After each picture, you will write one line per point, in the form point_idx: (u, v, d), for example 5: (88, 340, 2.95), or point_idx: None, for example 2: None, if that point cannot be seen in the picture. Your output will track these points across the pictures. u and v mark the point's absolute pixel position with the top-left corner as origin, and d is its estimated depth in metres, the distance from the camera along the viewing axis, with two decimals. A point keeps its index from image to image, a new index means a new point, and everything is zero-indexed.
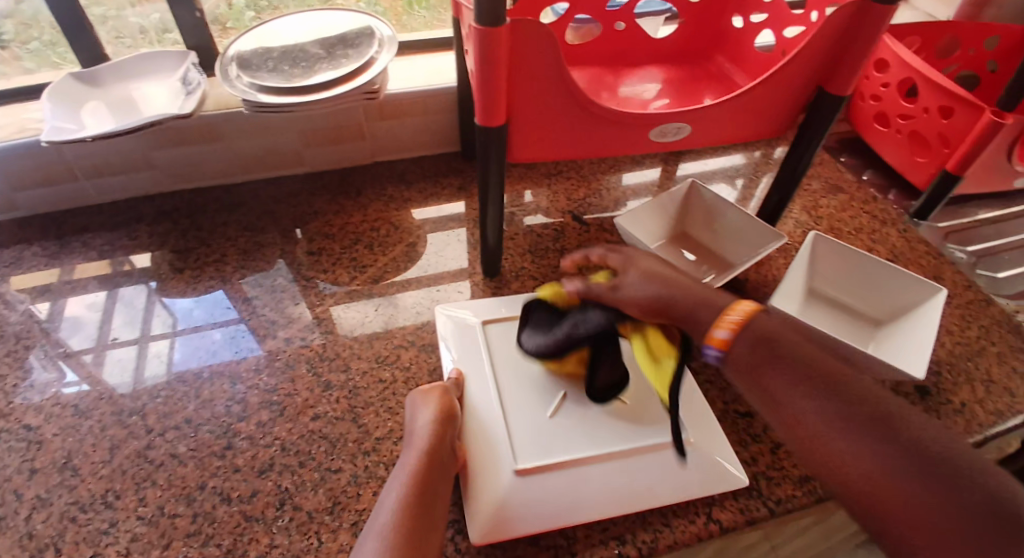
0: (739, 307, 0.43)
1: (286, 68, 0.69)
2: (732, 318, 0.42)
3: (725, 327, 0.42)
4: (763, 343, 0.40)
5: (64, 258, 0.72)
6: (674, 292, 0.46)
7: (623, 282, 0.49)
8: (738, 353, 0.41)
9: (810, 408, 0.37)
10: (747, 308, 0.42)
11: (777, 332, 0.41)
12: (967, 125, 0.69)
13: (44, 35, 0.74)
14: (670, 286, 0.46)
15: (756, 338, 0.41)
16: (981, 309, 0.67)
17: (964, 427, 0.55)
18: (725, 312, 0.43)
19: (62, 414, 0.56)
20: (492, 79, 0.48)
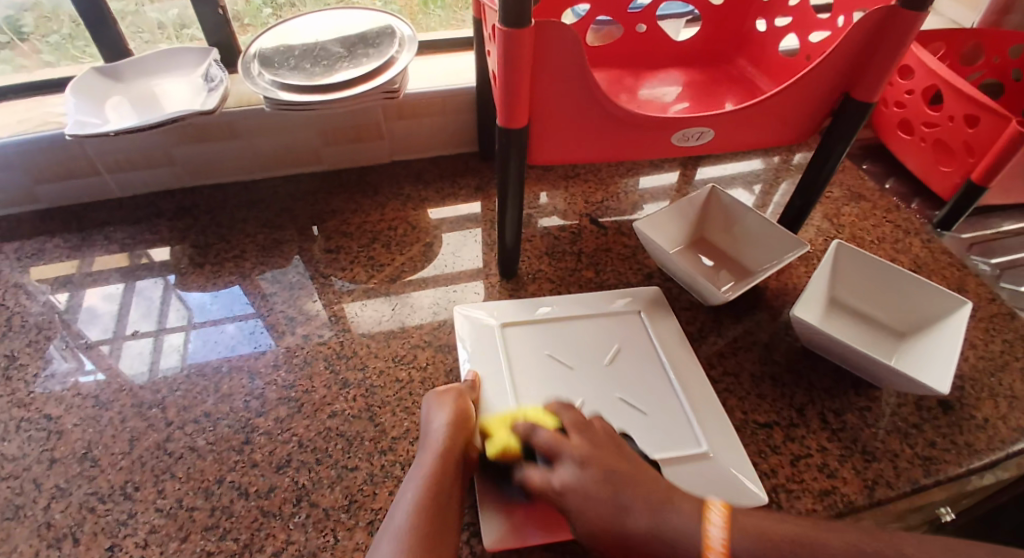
0: (713, 511, 0.40)
1: (307, 66, 0.70)
2: (716, 535, 0.39)
3: (715, 554, 0.38)
4: (756, 555, 0.38)
5: (86, 250, 0.73)
6: (640, 520, 0.41)
7: (570, 483, 0.43)
8: None
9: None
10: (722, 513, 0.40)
11: (753, 522, 0.40)
12: (992, 136, 0.68)
13: (72, 28, 0.76)
14: (618, 491, 0.42)
15: (757, 541, 0.38)
16: (1005, 322, 0.66)
17: (986, 443, 0.54)
18: (704, 537, 0.39)
19: (82, 405, 0.57)
20: (514, 79, 0.48)
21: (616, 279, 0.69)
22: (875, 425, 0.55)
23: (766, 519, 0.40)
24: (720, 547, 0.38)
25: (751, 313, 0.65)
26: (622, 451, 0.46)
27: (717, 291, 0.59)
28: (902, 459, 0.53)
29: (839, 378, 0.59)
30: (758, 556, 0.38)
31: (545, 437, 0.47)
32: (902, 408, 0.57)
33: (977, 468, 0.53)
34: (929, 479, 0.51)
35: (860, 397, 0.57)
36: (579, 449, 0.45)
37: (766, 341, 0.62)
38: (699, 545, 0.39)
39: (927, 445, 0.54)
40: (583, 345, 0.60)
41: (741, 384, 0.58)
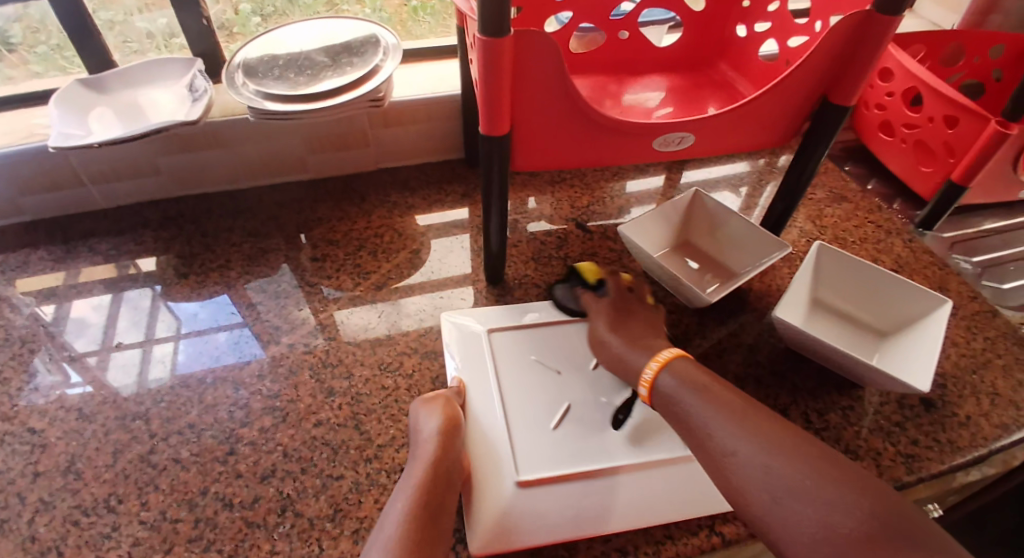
0: (669, 349, 0.52)
1: (292, 75, 0.70)
2: (648, 374, 0.50)
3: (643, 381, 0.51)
4: (677, 386, 0.48)
5: (71, 261, 0.72)
6: (615, 337, 0.56)
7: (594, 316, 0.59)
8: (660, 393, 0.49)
9: (681, 402, 0.47)
10: (670, 353, 0.51)
11: (694, 372, 0.49)
12: (971, 136, 0.69)
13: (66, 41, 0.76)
14: (616, 327, 0.57)
15: (679, 376, 0.48)
16: (986, 320, 0.67)
17: (969, 440, 0.55)
18: (655, 355, 0.52)
19: (66, 418, 0.56)
20: (496, 86, 0.48)
21: None
22: (858, 424, 0.56)
23: (699, 369, 0.49)
24: (647, 380, 0.50)
25: (736, 315, 0.65)
26: (641, 317, 0.58)
27: (701, 293, 0.59)
28: (886, 457, 0.53)
29: (822, 378, 0.59)
30: (675, 389, 0.48)
31: (613, 282, 0.62)
32: (884, 405, 0.57)
33: (960, 465, 0.54)
34: (912, 477, 0.52)
35: (842, 396, 0.58)
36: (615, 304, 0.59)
37: (750, 343, 0.63)
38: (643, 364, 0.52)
39: (910, 443, 0.54)
40: (569, 349, 0.60)
41: None
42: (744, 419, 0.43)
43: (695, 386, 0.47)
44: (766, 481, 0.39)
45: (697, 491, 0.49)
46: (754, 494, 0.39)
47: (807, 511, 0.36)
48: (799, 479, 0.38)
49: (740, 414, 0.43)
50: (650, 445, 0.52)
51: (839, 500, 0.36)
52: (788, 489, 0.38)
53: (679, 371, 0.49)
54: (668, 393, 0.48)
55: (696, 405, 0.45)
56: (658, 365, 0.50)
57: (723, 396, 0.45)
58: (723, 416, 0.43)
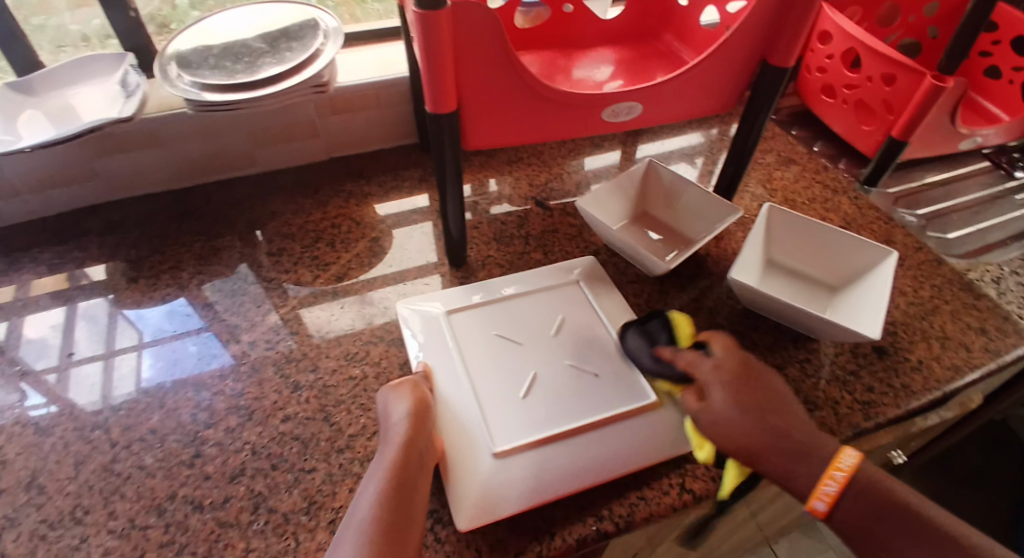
0: (847, 452, 0.43)
1: (228, 64, 0.67)
2: (839, 473, 0.42)
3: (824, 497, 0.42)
4: (864, 506, 0.42)
5: (14, 274, 0.69)
6: (770, 425, 0.45)
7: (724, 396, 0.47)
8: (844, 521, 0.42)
9: (880, 535, 0.41)
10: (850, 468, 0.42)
11: (891, 488, 0.43)
12: (908, 92, 0.71)
13: None
14: (756, 412, 0.46)
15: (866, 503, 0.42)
16: (932, 268, 0.70)
17: (922, 384, 0.58)
18: (835, 460, 0.43)
19: (23, 433, 0.54)
20: (438, 63, 0.48)
21: (564, 258, 0.70)
22: (815, 375, 0.58)
23: (888, 483, 0.43)
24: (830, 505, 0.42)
25: (695, 281, 0.67)
26: (763, 382, 0.49)
27: (659, 261, 0.61)
28: (843, 405, 0.55)
29: (780, 334, 0.62)
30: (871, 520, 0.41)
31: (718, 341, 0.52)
32: (839, 356, 0.60)
33: (915, 409, 0.56)
34: (869, 423, 0.54)
35: (798, 349, 0.60)
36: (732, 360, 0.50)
37: (710, 306, 0.64)
38: (821, 472, 0.43)
39: (865, 390, 0.57)
40: (530, 320, 0.61)
41: None
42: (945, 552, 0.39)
43: (887, 502, 0.42)
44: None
45: (665, 440, 0.51)
46: None
47: None
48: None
49: (938, 543, 0.40)
50: (614, 400, 0.54)
51: None
52: None
53: (865, 496, 0.42)
54: (847, 497, 0.42)
55: (900, 532, 0.40)
56: (842, 483, 0.42)
57: (914, 523, 0.41)
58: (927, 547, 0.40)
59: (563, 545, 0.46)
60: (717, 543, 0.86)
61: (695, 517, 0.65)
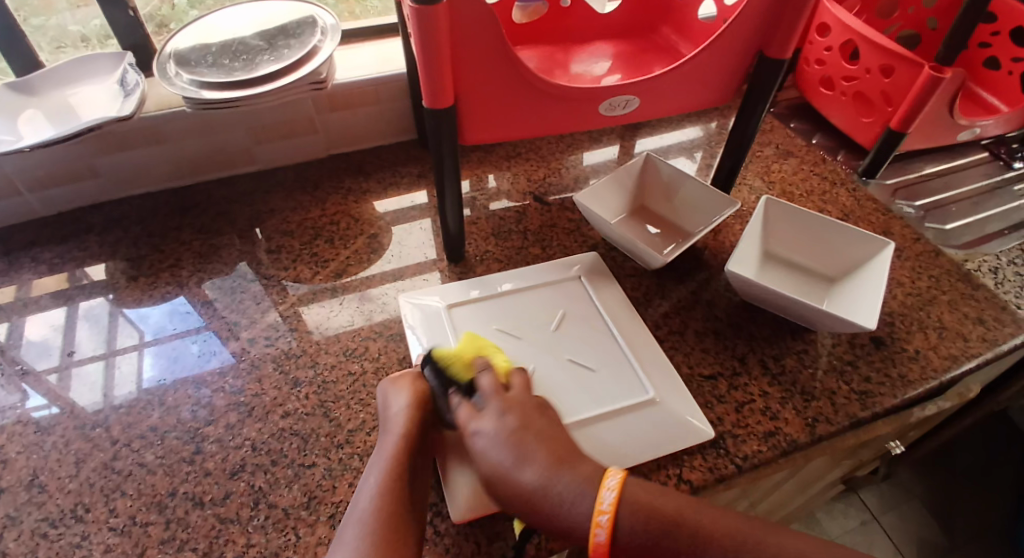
0: (610, 477, 0.42)
1: (227, 62, 0.67)
2: (607, 497, 0.41)
3: (602, 528, 0.40)
4: (643, 530, 0.39)
5: (14, 274, 0.69)
6: (540, 466, 0.43)
7: (484, 435, 0.46)
8: (625, 554, 0.39)
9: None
10: (615, 482, 0.41)
11: (656, 502, 0.41)
12: (906, 84, 0.71)
13: None
14: (527, 448, 0.45)
15: (642, 521, 0.40)
16: (930, 260, 0.70)
17: (919, 373, 0.58)
18: (596, 499, 0.41)
19: (23, 432, 0.55)
20: (435, 58, 0.48)
21: (562, 253, 0.70)
22: (813, 366, 0.58)
23: (657, 494, 0.41)
24: (603, 531, 0.40)
25: (693, 274, 0.67)
26: (553, 430, 0.47)
27: (657, 254, 0.61)
28: (840, 395, 0.56)
29: (778, 326, 0.62)
30: (643, 545, 0.39)
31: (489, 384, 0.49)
32: (837, 347, 0.60)
33: (911, 398, 0.56)
34: (866, 413, 0.54)
35: (797, 341, 0.60)
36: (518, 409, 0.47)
37: (708, 299, 0.64)
38: (590, 511, 0.41)
39: (862, 380, 0.57)
40: (530, 314, 0.61)
41: (685, 341, 0.60)
42: (710, 546, 0.38)
43: (667, 527, 0.39)
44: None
45: (662, 426, 0.52)
46: None
47: None
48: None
49: (713, 544, 0.38)
50: (611, 393, 0.54)
51: None
52: None
53: (637, 514, 0.40)
54: (619, 527, 0.40)
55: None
56: (611, 504, 0.40)
57: (704, 540, 0.39)
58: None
59: (560, 536, 0.46)
60: None
61: None
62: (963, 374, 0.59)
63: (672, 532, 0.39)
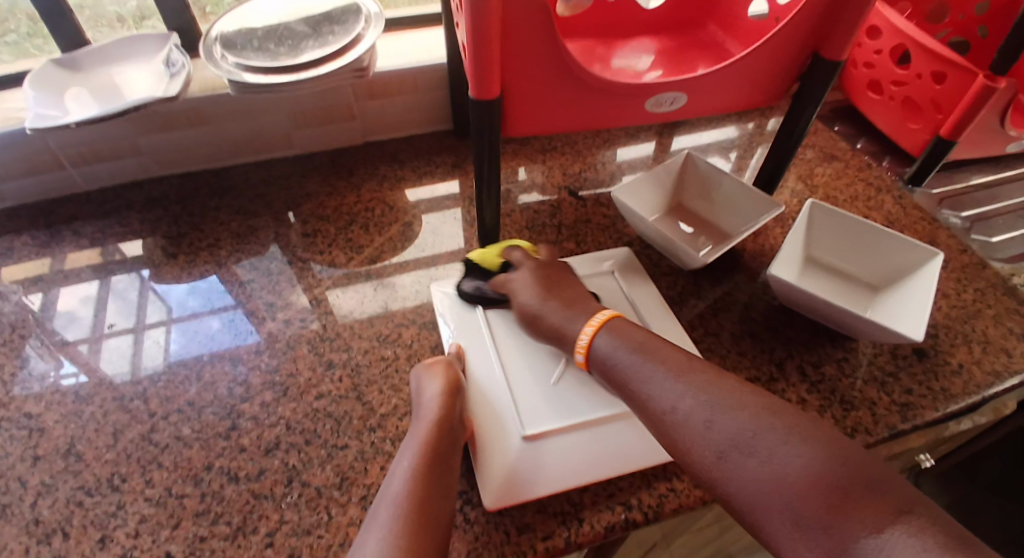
0: (601, 313, 0.52)
1: (272, 47, 0.68)
2: (584, 338, 0.51)
3: (585, 335, 0.51)
4: (614, 346, 0.48)
5: (58, 247, 0.71)
6: (551, 304, 0.55)
7: (519, 282, 0.58)
8: (597, 356, 0.49)
9: (617, 361, 0.47)
10: (605, 315, 0.52)
11: (630, 337, 0.49)
12: (959, 92, 0.69)
13: (37, 28, 0.73)
14: (552, 296, 0.55)
15: (614, 340, 0.49)
16: (976, 272, 0.68)
17: (962, 387, 0.56)
18: (590, 319, 0.52)
19: (63, 401, 0.56)
20: (486, 48, 0.48)
21: (596, 248, 0.70)
22: (853, 375, 0.57)
23: (635, 328, 0.50)
24: (584, 343, 0.50)
25: (730, 275, 0.66)
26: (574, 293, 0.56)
27: (696, 254, 0.60)
28: (880, 406, 0.54)
29: (817, 331, 0.60)
30: (610, 350, 0.48)
31: (517, 256, 0.61)
32: (877, 357, 0.58)
33: (953, 413, 0.55)
34: (907, 425, 0.53)
35: (836, 348, 0.59)
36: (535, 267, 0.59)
37: (744, 301, 0.63)
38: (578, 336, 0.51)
39: (904, 392, 0.56)
40: None
41: (721, 342, 0.59)
42: (665, 360, 0.45)
43: (632, 353, 0.47)
44: (710, 436, 0.39)
45: None
46: (683, 435, 0.40)
47: (711, 430, 0.39)
48: (743, 430, 0.38)
49: (674, 363, 0.44)
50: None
51: (751, 439, 0.38)
52: (703, 419, 0.40)
53: (614, 333, 0.49)
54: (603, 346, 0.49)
55: (641, 375, 0.45)
56: (597, 324, 0.51)
57: (659, 366, 0.45)
58: (669, 375, 0.44)
59: (590, 532, 0.46)
60: (736, 543, 0.85)
61: (719, 513, 0.65)
62: (1008, 390, 0.57)
63: (638, 345, 0.47)
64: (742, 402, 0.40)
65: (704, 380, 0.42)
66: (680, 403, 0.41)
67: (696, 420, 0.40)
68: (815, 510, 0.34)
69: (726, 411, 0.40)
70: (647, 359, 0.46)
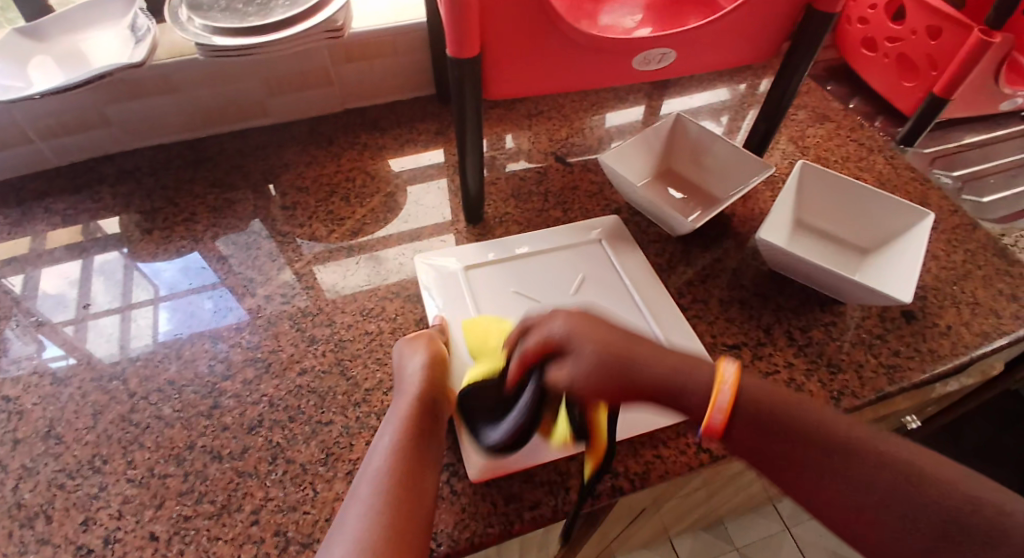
0: (724, 369, 0.40)
1: (240, 7, 0.64)
2: (721, 399, 0.39)
3: (718, 410, 0.39)
4: (757, 416, 0.39)
5: (28, 226, 0.68)
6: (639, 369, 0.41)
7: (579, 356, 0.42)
8: (737, 431, 0.39)
9: (766, 445, 0.38)
10: (733, 372, 0.39)
11: (763, 397, 0.39)
12: (954, 48, 0.67)
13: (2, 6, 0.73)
14: (631, 355, 0.41)
15: (757, 408, 0.39)
16: (967, 233, 0.67)
17: (949, 349, 0.56)
18: (713, 379, 0.40)
19: (41, 383, 0.55)
20: (461, 4, 0.45)
21: (584, 216, 0.68)
22: (840, 338, 0.56)
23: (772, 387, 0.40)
24: (716, 414, 0.39)
25: (719, 241, 0.65)
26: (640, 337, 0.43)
27: (684, 219, 0.58)
28: (867, 369, 0.54)
29: (806, 296, 0.60)
30: (753, 420, 0.39)
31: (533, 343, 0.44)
32: (866, 320, 0.58)
33: (939, 374, 0.55)
34: (894, 387, 0.53)
35: (825, 313, 0.58)
36: (579, 328, 0.43)
37: (733, 267, 0.62)
38: (704, 403, 0.39)
39: (891, 354, 0.55)
40: (549, 277, 0.60)
41: (710, 309, 0.59)
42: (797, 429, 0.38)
43: (754, 411, 0.39)
44: (849, 503, 0.35)
45: None
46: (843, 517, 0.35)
47: (854, 507, 0.35)
48: (887, 505, 0.34)
49: (805, 433, 0.38)
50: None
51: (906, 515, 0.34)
52: (858, 508, 0.35)
53: (755, 399, 0.39)
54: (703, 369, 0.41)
55: (765, 436, 0.38)
56: (730, 389, 0.39)
57: (782, 423, 0.38)
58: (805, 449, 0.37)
59: (577, 500, 0.46)
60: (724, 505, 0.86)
61: (708, 478, 0.65)
62: (995, 351, 0.57)
63: (773, 411, 0.39)
64: (893, 465, 0.35)
65: (834, 446, 0.37)
66: (832, 484, 0.36)
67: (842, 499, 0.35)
68: None
69: (879, 488, 0.35)
70: (791, 430, 0.38)
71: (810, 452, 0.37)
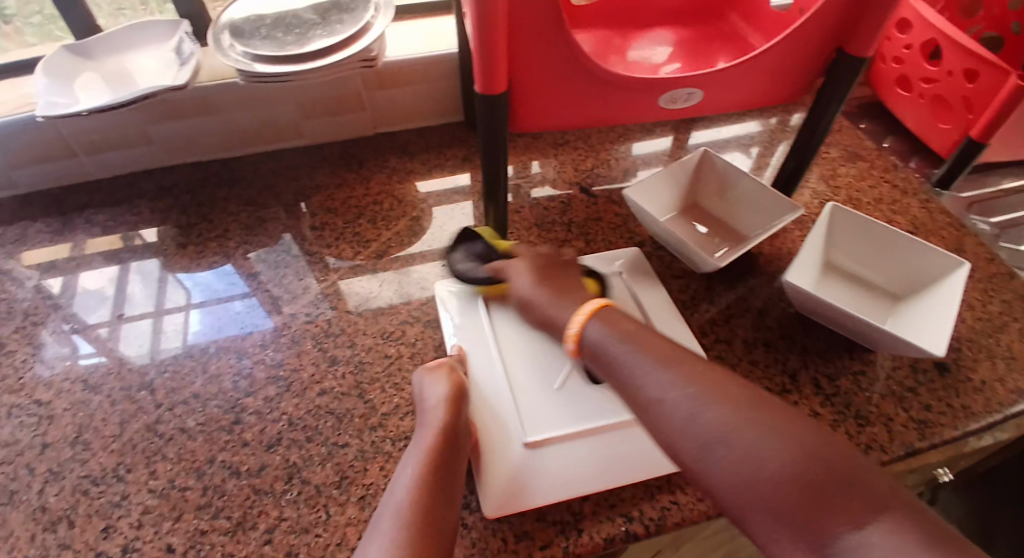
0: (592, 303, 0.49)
1: (280, 35, 0.67)
2: (574, 326, 0.48)
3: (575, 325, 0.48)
4: (604, 336, 0.45)
5: (71, 234, 0.71)
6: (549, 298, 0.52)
7: (515, 271, 0.55)
8: (589, 346, 0.46)
9: (611, 357, 0.43)
10: (596, 305, 0.48)
11: (623, 323, 0.45)
12: (992, 91, 0.66)
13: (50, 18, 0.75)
14: (543, 286, 0.53)
15: (603, 328, 0.45)
16: (1004, 282, 0.65)
17: (983, 405, 0.54)
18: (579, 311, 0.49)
19: (72, 389, 0.56)
20: (491, 41, 0.46)
21: (607, 247, 0.68)
22: (869, 389, 0.55)
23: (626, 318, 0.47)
24: (574, 333, 0.47)
25: (744, 279, 0.64)
26: (567, 271, 0.55)
27: (708, 257, 0.58)
28: (896, 423, 0.52)
29: (833, 342, 0.58)
30: (602, 340, 0.45)
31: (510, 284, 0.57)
32: (897, 370, 0.56)
33: (973, 431, 0.53)
34: (923, 443, 0.51)
35: (853, 361, 0.57)
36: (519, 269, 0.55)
37: (759, 307, 0.61)
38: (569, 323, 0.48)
39: (922, 408, 0.53)
40: None
41: (733, 350, 0.58)
42: (669, 360, 0.40)
43: (630, 340, 0.43)
44: (704, 426, 0.36)
45: None
46: (685, 435, 0.36)
47: (692, 422, 0.36)
48: (725, 423, 0.35)
49: (671, 360, 0.40)
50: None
51: (748, 435, 0.34)
52: (715, 434, 0.35)
53: (606, 324, 0.46)
54: (602, 343, 0.45)
55: (641, 361, 0.41)
56: (587, 313, 0.47)
57: (666, 358, 0.41)
58: (662, 367, 0.40)
59: (590, 543, 0.45)
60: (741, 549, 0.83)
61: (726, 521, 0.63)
62: None
63: (631, 336, 0.43)
64: (743, 393, 0.37)
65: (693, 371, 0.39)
66: (681, 401, 0.37)
67: (681, 415, 0.37)
68: (791, 503, 0.31)
69: (728, 415, 0.35)
70: (647, 352, 0.41)
71: (663, 369, 0.40)
